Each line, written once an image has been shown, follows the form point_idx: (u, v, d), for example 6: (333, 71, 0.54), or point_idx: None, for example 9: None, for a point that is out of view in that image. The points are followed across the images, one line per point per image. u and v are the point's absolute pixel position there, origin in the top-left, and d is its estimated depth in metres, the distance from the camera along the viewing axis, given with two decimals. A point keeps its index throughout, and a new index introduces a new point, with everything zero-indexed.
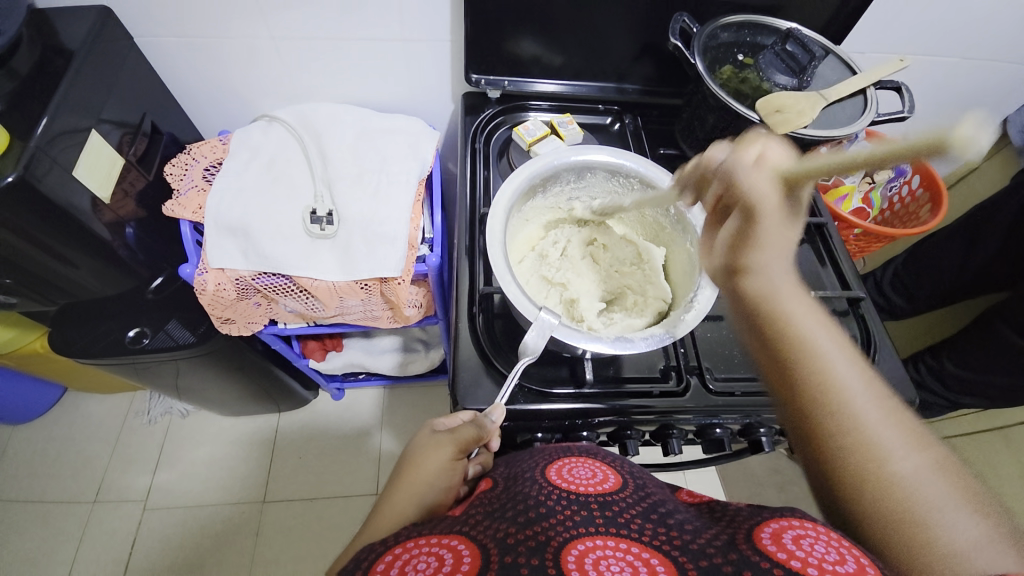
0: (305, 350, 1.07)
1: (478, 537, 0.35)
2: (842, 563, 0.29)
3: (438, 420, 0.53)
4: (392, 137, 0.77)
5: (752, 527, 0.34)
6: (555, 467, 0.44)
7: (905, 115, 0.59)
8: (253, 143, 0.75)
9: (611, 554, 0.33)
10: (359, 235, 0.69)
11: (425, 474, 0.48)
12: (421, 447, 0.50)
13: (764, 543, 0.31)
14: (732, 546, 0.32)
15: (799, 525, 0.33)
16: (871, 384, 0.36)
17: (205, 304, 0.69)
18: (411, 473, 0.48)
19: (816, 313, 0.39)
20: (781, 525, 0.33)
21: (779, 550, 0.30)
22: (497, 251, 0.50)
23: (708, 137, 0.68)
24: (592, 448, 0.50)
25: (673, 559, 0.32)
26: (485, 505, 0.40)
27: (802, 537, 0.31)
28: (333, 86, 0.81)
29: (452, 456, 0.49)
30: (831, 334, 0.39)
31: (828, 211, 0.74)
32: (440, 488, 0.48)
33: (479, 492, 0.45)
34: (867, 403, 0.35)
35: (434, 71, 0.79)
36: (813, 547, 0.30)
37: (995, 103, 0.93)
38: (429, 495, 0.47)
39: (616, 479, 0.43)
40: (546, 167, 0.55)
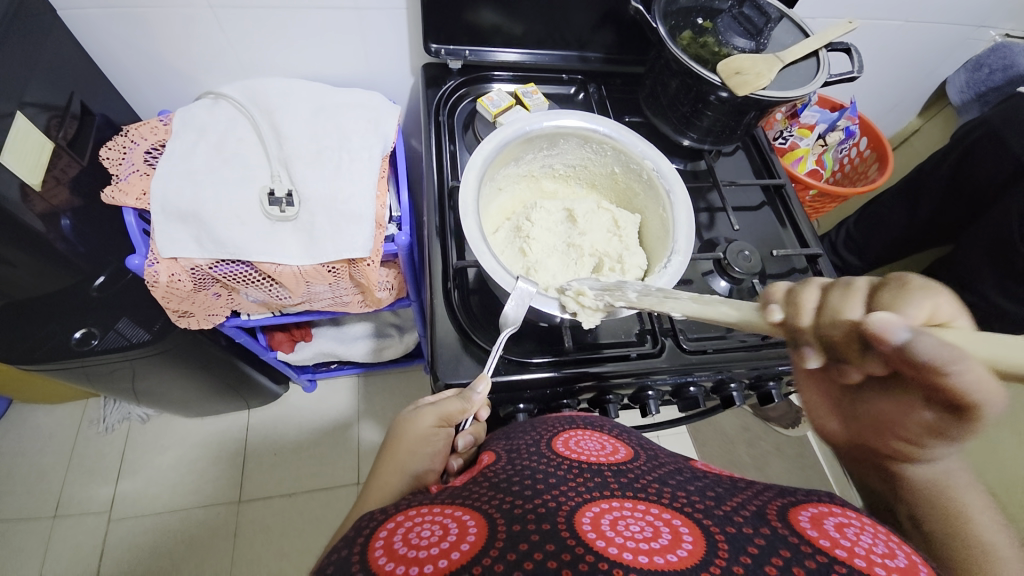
0: (272, 342, 1.03)
1: (483, 507, 0.35)
2: (891, 556, 0.29)
3: (423, 397, 0.53)
4: (350, 112, 0.74)
5: (786, 506, 0.35)
6: (562, 439, 0.45)
7: (855, 76, 0.61)
8: (200, 123, 0.70)
9: (629, 513, 0.34)
10: (323, 216, 0.66)
11: (409, 444, 0.48)
12: (406, 418, 0.50)
13: (805, 527, 0.31)
14: (764, 521, 0.32)
15: (839, 513, 0.33)
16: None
17: (160, 297, 0.66)
18: (396, 451, 0.48)
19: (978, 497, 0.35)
20: (821, 511, 0.34)
21: (822, 536, 0.30)
22: (470, 221, 0.49)
23: (671, 103, 0.69)
24: (597, 419, 0.51)
25: (700, 524, 0.32)
26: (490, 478, 0.40)
27: (845, 526, 0.32)
28: (282, 59, 0.76)
29: (433, 424, 0.48)
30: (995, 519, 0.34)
31: (786, 173, 0.76)
32: (426, 455, 0.48)
33: (483, 464, 0.44)
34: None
35: (390, 42, 0.76)
36: (859, 538, 0.30)
37: (933, 66, 0.99)
38: (415, 463, 0.47)
39: (626, 450, 0.45)
40: (515, 134, 0.54)
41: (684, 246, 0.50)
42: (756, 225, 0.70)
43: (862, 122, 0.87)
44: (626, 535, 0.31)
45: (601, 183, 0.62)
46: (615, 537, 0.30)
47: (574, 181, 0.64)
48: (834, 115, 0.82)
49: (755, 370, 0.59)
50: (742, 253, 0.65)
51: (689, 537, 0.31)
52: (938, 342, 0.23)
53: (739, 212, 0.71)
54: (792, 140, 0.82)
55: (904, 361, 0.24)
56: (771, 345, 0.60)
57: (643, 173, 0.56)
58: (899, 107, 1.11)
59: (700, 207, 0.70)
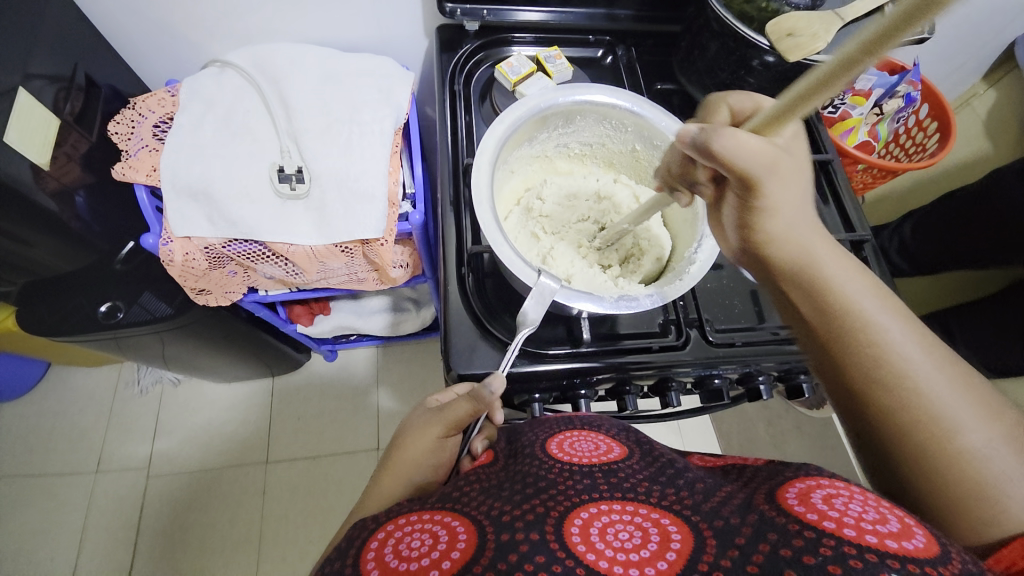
0: (291, 315, 1.04)
1: (472, 511, 0.35)
2: (882, 522, 0.27)
3: (431, 397, 0.54)
4: (361, 80, 0.69)
5: (773, 488, 0.32)
6: (556, 441, 0.44)
7: (927, 38, 0.53)
8: (206, 95, 0.67)
9: (618, 518, 0.32)
10: (334, 193, 0.64)
11: (415, 453, 0.48)
12: (413, 427, 0.51)
13: (791, 504, 0.29)
14: (750, 508, 0.30)
15: (826, 484, 0.31)
16: (919, 343, 0.35)
17: (176, 275, 0.65)
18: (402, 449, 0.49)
19: (863, 283, 0.37)
20: (806, 485, 0.31)
21: (810, 511, 0.28)
22: (485, 210, 0.45)
23: (709, 68, 0.62)
24: (594, 419, 0.50)
25: (685, 520, 0.31)
26: (480, 481, 0.40)
27: (833, 496, 0.29)
28: (290, 23, 0.72)
29: (442, 433, 0.49)
30: (878, 298, 0.37)
31: (834, 147, 0.70)
32: (430, 466, 0.48)
33: (481, 463, 0.45)
34: (912, 360, 0.34)
35: (403, 4, 0.70)
36: (848, 507, 0.28)
37: (1014, 18, 0.87)
38: (419, 473, 0.47)
39: (620, 449, 0.43)
40: (530, 112, 0.48)
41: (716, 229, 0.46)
42: None
43: (924, 86, 0.77)
44: (615, 546, 0.30)
45: (622, 162, 0.56)
46: (603, 548, 0.30)
47: (590, 161, 0.57)
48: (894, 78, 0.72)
49: (787, 364, 0.56)
50: None
51: (677, 537, 0.30)
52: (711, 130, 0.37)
53: None
54: (843, 109, 0.73)
55: (700, 154, 0.38)
56: None
57: None
58: (965, 69, 1.00)
59: None
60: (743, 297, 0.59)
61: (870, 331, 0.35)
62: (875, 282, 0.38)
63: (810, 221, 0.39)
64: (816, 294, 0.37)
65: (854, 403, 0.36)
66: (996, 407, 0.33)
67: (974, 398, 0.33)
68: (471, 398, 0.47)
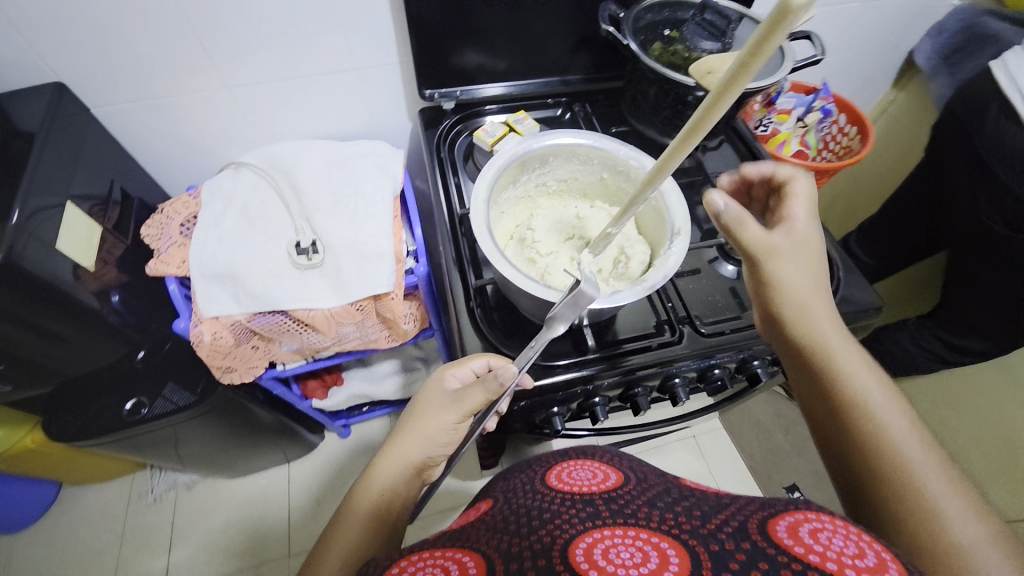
0: (306, 390, 1.07)
1: (481, 547, 0.38)
2: (862, 557, 0.29)
3: (449, 371, 0.55)
4: (359, 161, 0.79)
5: (766, 518, 0.34)
6: (558, 475, 0.49)
7: (820, 59, 0.66)
8: (224, 193, 0.75)
9: (619, 541, 0.35)
10: (345, 258, 0.71)
11: (428, 431, 0.54)
12: (431, 401, 0.55)
13: (781, 537, 0.31)
14: (745, 535, 0.32)
15: (814, 517, 0.33)
16: (922, 441, 0.43)
17: (204, 355, 0.70)
18: (405, 432, 0.55)
19: (878, 381, 0.46)
20: (796, 518, 0.33)
21: (797, 545, 0.30)
22: (484, 238, 0.51)
23: (653, 109, 0.73)
24: (588, 449, 0.57)
25: (684, 544, 0.33)
26: (491, 518, 0.44)
27: (818, 530, 0.32)
28: (295, 125, 0.83)
29: (455, 419, 0.54)
30: (891, 397, 0.45)
31: (772, 158, 0.81)
32: (439, 442, 0.54)
33: (482, 510, 0.48)
34: (912, 449, 0.42)
35: (388, 94, 0.83)
36: (831, 541, 0.30)
37: (899, 37, 1.03)
38: (429, 447, 0.54)
39: (617, 476, 0.48)
40: (512, 158, 0.56)
41: (683, 226, 0.53)
42: None
43: (837, 100, 0.91)
44: (616, 563, 0.32)
45: (594, 191, 0.65)
46: (605, 566, 0.32)
47: (568, 195, 0.66)
48: (809, 97, 0.86)
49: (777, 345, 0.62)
50: None
51: (677, 560, 0.31)
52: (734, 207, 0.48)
53: None
54: (772, 126, 0.86)
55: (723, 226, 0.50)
56: None
57: (631, 174, 0.59)
58: (873, 82, 1.16)
59: (696, 201, 0.76)
60: (723, 292, 0.66)
61: (875, 413, 0.44)
62: (893, 387, 0.47)
63: (831, 324, 0.49)
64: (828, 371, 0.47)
65: (858, 470, 0.43)
66: (984, 511, 0.39)
67: (968, 500, 0.39)
68: (483, 382, 0.50)
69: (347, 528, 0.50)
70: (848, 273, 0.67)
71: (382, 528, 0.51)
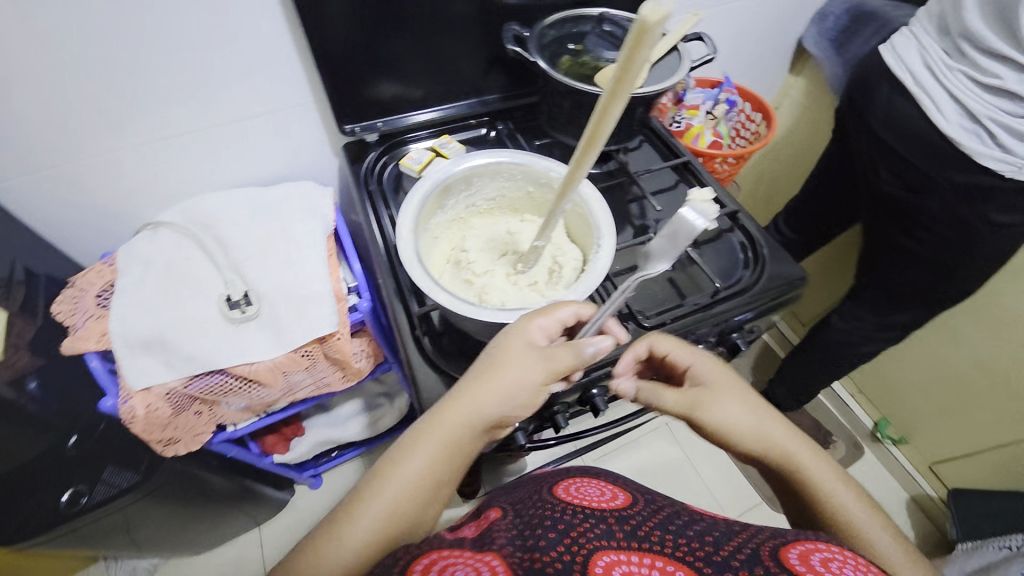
0: (265, 446, 1.03)
1: (507, 558, 0.38)
2: None
3: (535, 322, 0.48)
4: (286, 204, 0.76)
5: (778, 545, 0.39)
6: (564, 488, 0.51)
7: (713, 57, 0.71)
8: (142, 256, 0.71)
9: (636, 568, 0.37)
10: (281, 305, 0.69)
11: (506, 389, 0.46)
12: (510, 354, 0.47)
13: (794, 564, 0.37)
14: (758, 561, 0.37)
15: (822, 547, 0.39)
16: (886, 534, 0.50)
17: (140, 431, 0.66)
18: (481, 388, 0.47)
19: (841, 482, 0.54)
20: (804, 546, 0.39)
21: (806, 570, 0.36)
22: (414, 267, 0.51)
23: (570, 119, 0.76)
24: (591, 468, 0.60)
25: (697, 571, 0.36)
26: (502, 526, 0.43)
27: (827, 559, 0.37)
28: (214, 176, 0.80)
29: (540, 381, 0.47)
30: (854, 496, 0.53)
31: (689, 151, 0.86)
32: (518, 403, 0.47)
33: (492, 518, 0.47)
34: (879, 540, 0.50)
35: (308, 133, 0.81)
36: (841, 569, 0.36)
37: (786, 27, 1.12)
38: (506, 406, 0.47)
39: (624, 496, 0.50)
40: (434, 184, 0.57)
41: (608, 229, 0.55)
42: (676, 202, 0.79)
43: (740, 91, 0.97)
44: None
45: (523, 205, 0.66)
46: None
47: (499, 213, 0.67)
48: (714, 91, 0.92)
49: (718, 325, 0.67)
50: None
51: None
52: (645, 390, 0.59)
53: (660, 194, 0.80)
54: (685, 121, 0.91)
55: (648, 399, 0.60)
56: (722, 300, 0.67)
57: (553, 184, 0.60)
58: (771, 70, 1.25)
59: (630, 198, 0.79)
60: (662, 284, 0.69)
61: (842, 512, 0.52)
62: (856, 487, 0.54)
63: (791, 442, 0.56)
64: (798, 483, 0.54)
65: None
66: None
67: None
68: (576, 346, 0.47)
69: (406, 467, 0.46)
70: (772, 250, 0.72)
71: (437, 479, 0.47)
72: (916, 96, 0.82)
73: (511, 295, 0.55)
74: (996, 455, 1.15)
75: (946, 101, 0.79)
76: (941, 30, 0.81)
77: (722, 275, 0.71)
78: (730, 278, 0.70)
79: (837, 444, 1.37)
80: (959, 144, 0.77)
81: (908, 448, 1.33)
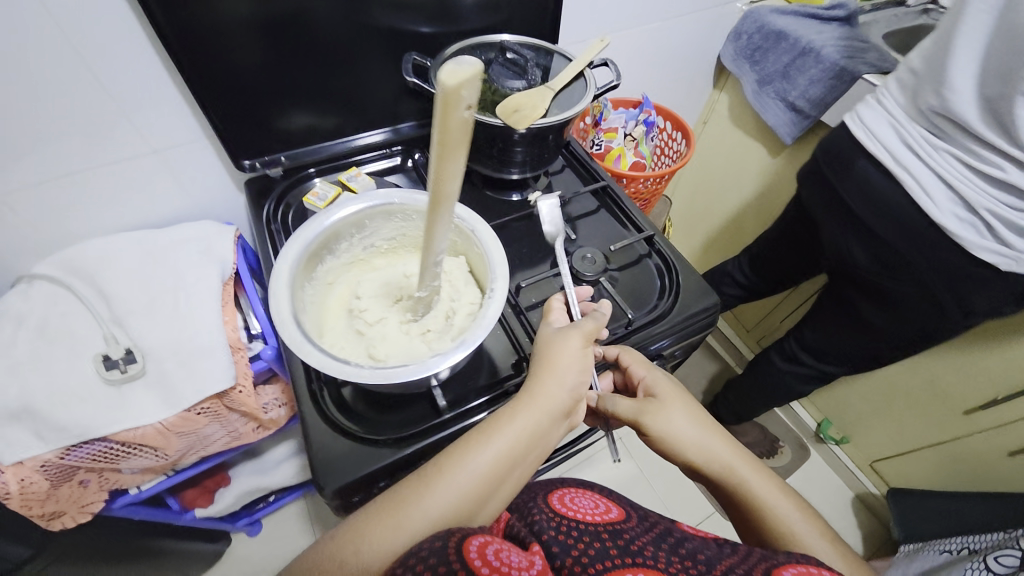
0: (187, 501, 0.96)
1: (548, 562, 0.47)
2: None
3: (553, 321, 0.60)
4: (183, 247, 0.71)
5: (771, 566, 0.46)
6: (559, 497, 0.61)
7: (617, 83, 0.71)
8: (12, 313, 0.63)
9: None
10: (170, 361, 0.63)
11: (563, 361, 0.54)
12: (560, 341, 0.56)
13: None
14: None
15: (815, 572, 0.45)
16: (821, 536, 0.53)
17: (16, 508, 0.58)
18: (546, 370, 0.54)
19: (780, 490, 0.56)
20: (796, 569, 0.45)
21: None
22: (288, 324, 0.46)
23: (478, 150, 0.75)
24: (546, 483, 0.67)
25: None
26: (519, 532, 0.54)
27: None
28: (103, 219, 0.73)
29: (581, 345, 0.56)
30: (792, 504, 0.55)
31: (608, 174, 0.86)
32: (577, 370, 0.55)
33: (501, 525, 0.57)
34: (817, 544, 0.52)
35: (208, 168, 0.76)
36: None
37: (706, 43, 1.14)
38: (570, 377, 0.54)
39: (611, 509, 0.60)
40: (317, 231, 0.53)
41: (501, 272, 0.53)
42: (595, 227, 0.78)
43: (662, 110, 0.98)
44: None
45: None
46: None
47: (402, 252, 0.63)
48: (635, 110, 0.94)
49: None
50: (586, 256, 0.72)
51: None
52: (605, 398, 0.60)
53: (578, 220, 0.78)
54: (604, 144, 0.91)
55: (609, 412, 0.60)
56: (636, 330, 0.66)
57: None
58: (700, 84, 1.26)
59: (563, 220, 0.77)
60: None
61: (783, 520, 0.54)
62: (794, 497, 0.56)
63: (736, 453, 0.58)
64: (743, 493, 0.56)
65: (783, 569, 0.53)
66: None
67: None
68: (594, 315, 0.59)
69: (476, 451, 0.48)
70: (687, 275, 0.71)
71: (500, 463, 0.49)
72: (896, 173, 0.80)
73: (399, 350, 0.52)
74: (929, 452, 1.18)
75: (937, 189, 0.76)
76: (911, 109, 0.80)
77: (637, 303, 0.70)
78: (644, 306, 0.69)
79: (783, 451, 1.41)
80: (954, 232, 0.75)
81: (849, 447, 1.36)
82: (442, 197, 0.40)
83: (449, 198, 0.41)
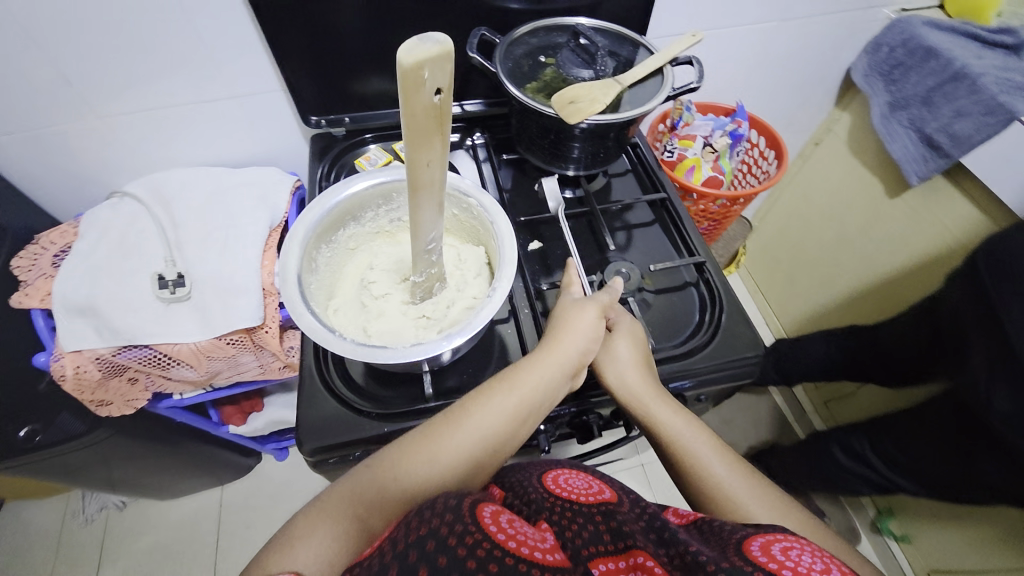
0: (223, 416, 1.07)
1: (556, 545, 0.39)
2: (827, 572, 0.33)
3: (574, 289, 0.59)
4: (246, 190, 0.77)
5: (740, 540, 0.37)
6: (551, 477, 0.48)
7: (697, 85, 0.63)
8: (102, 223, 0.72)
9: None
10: (210, 292, 0.69)
11: (580, 326, 0.53)
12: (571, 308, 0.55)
13: (755, 555, 0.35)
14: (726, 557, 0.35)
15: (783, 537, 0.37)
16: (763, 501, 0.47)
17: (70, 390, 0.68)
18: (563, 329, 0.53)
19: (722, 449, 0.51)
20: (766, 537, 0.37)
21: (770, 560, 0.34)
22: (290, 281, 0.48)
23: (532, 139, 0.71)
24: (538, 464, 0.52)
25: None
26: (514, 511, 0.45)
27: (787, 547, 0.35)
28: (189, 152, 0.81)
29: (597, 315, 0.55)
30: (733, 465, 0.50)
31: (674, 185, 0.77)
32: (589, 337, 0.53)
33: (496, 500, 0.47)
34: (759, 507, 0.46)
35: (282, 119, 0.81)
36: (802, 559, 0.34)
37: (834, 53, 0.98)
38: (581, 340, 0.53)
39: (610, 492, 0.46)
40: (341, 197, 0.53)
41: (507, 272, 0.49)
42: (642, 241, 0.71)
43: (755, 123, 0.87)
44: None
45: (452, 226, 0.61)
46: None
47: None
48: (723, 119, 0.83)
49: None
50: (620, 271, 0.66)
51: None
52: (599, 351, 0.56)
53: (627, 228, 0.72)
54: (677, 152, 0.83)
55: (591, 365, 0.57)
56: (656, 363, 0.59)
57: (474, 211, 0.55)
58: (819, 100, 1.10)
59: (616, 227, 0.72)
60: None
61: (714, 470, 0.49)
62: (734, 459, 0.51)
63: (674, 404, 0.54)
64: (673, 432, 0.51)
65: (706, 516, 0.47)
66: None
67: None
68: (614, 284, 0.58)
69: (479, 404, 0.49)
70: (732, 315, 0.63)
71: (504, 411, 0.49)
72: None
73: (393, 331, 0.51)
74: None
75: None
76: None
77: (666, 332, 0.63)
78: (674, 338, 0.62)
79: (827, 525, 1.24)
80: None
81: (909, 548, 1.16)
82: (420, 185, 0.40)
83: (430, 184, 0.40)
